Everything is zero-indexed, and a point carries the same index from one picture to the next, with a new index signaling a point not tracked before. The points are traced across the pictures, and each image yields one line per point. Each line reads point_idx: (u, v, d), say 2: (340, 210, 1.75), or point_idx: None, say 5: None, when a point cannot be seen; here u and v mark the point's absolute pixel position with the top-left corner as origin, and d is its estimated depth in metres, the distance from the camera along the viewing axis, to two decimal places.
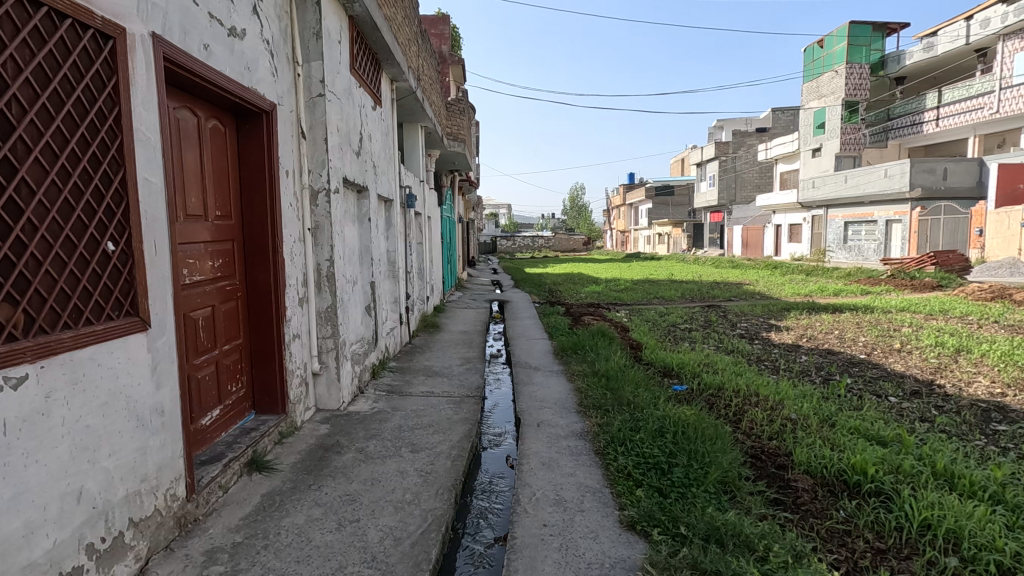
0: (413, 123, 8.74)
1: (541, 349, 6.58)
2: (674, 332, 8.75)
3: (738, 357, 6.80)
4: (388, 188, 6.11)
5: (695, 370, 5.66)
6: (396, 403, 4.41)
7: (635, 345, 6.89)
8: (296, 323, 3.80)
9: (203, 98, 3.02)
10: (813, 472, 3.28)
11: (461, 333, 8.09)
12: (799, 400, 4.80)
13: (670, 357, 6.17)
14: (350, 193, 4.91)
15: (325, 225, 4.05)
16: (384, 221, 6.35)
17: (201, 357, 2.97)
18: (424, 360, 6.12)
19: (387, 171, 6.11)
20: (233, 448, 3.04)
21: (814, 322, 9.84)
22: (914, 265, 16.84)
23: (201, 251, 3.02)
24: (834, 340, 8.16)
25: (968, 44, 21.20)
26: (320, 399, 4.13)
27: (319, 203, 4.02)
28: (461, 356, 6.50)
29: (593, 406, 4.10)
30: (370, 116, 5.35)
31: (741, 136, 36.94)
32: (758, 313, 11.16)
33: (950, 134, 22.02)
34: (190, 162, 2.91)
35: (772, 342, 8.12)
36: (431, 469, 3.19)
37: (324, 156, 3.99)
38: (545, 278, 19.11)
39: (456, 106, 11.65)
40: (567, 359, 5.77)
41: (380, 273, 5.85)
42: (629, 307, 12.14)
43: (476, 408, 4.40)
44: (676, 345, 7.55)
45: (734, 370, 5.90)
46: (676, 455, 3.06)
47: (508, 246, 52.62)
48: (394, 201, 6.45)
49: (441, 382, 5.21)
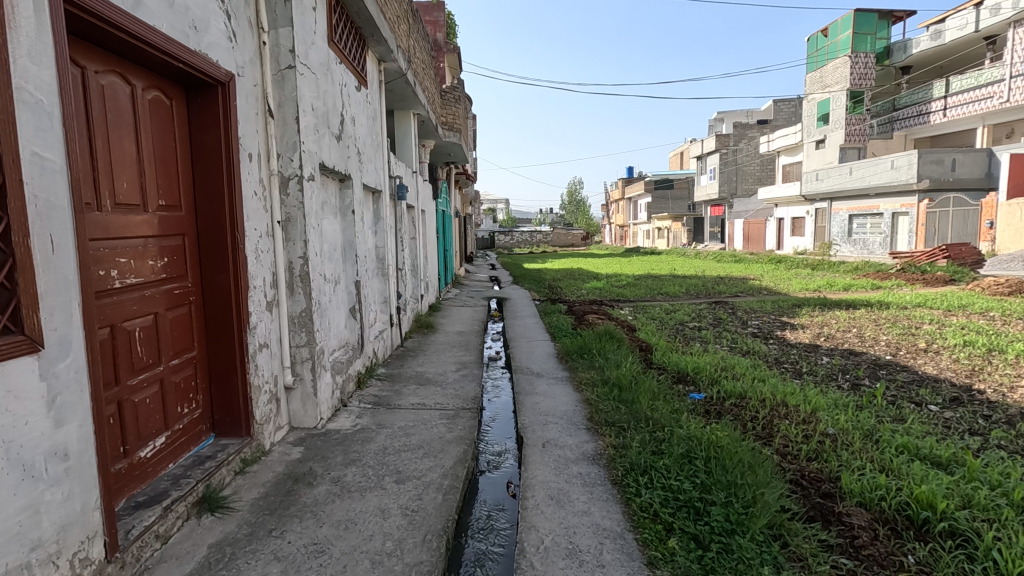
0: (405, 110, 8.21)
1: (544, 352, 6.07)
2: (683, 331, 8.26)
3: (755, 360, 6.31)
4: (375, 178, 5.58)
5: (713, 376, 5.16)
6: (382, 419, 3.91)
7: (644, 347, 6.39)
8: (263, 331, 3.28)
9: (137, 62, 2.50)
10: (868, 505, 2.78)
11: (458, 334, 7.58)
12: (834, 411, 4.30)
13: (684, 360, 5.67)
14: (330, 181, 4.38)
15: (298, 217, 3.52)
16: (372, 214, 5.83)
17: (139, 376, 2.46)
18: (417, 366, 5.62)
19: (374, 159, 5.58)
20: (179, 485, 2.54)
21: (829, 320, 9.36)
22: (925, 259, 16.28)
23: (137, 247, 2.50)
24: (855, 340, 7.66)
25: (977, 31, 20.67)
26: (294, 416, 3.63)
27: (290, 190, 3.49)
28: (456, 360, 5.99)
29: (605, 422, 3.61)
30: (354, 97, 4.83)
31: (743, 128, 36.36)
32: (769, 310, 10.66)
33: (958, 124, 21.50)
34: (118, 140, 2.39)
35: (789, 342, 7.63)
36: (418, 506, 2.68)
37: (295, 137, 3.46)
38: (545, 274, 18.63)
39: (452, 95, 11.10)
40: (572, 364, 5.27)
41: (367, 271, 5.34)
42: (633, 304, 11.64)
43: (472, 424, 3.90)
44: (688, 346, 7.04)
45: (756, 375, 5.39)
46: (710, 489, 2.57)
47: (507, 241, 52.22)
48: (383, 192, 5.94)
49: (434, 393, 4.70)
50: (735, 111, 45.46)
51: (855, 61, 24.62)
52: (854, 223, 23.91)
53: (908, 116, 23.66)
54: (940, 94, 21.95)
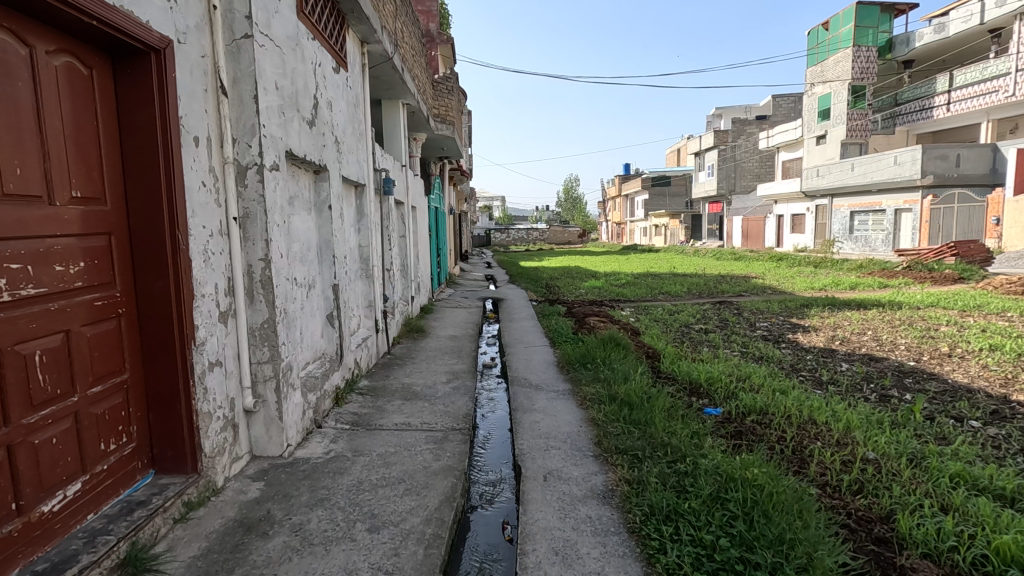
0: (393, 99, 7.69)
1: (543, 360, 5.58)
2: (690, 335, 7.79)
3: (771, 367, 5.85)
4: (357, 170, 5.07)
5: (729, 389, 4.69)
6: (359, 445, 3.41)
7: (652, 354, 5.91)
8: (214, 347, 2.78)
9: (37, 16, 1.99)
10: (935, 559, 2.31)
11: (450, 339, 7.09)
12: (868, 429, 3.84)
13: (696, 369, 5.19)
14: (302, 173, 3.86)
15: (258, 213, 3.02)
16: (354, 211, 5.32)
17: (37, 412, 1.96)
18: (404, 376, 5.13)
19: (356, 149, 5.07)
20: (94, 545, 2.04)
21: (841, 321, 8.92)
22: (932, 256, 15.75)
23: (39, 251, 2.00)
24: (873, 344, 7.20)
25: (982, 23, 20.27)
26: (255, 443, 3.13)
27: (248, 181, 2.98)
28: (447, 370, 5.50)
29: (615, 449, 3.13)
30: (331, 79, 4.32)
31: (741, 124, 35.86)
32: (776, 310, 10.21)
33: (962, 119, 21.09)
34: (9, 114, 1.89)
35: (803, 347, 7.16)
36: (393, 565, 2.19)
37: (254, 119, 2.95)
38: (542, 273, 18.11)
39: (445, 85, 10.56)
40: (575, 375, 4.77)
41: (348, 274, 4.84)
42: (634, 304, 11.17)
43: (462, 450, 3.41)
44: (697, 352, 6.56)
45: (774, 385, 4.93)
46: (752, 547, 2.09)
47: (503, 239, 51.77)
48: (366, 186, 5.44)
49: (421, 410, 4.20)
50: (734, 107, 44.93)
51: (857, 54, 24.16)
52: (856, 220, 23.52)
53: (911, 110, 23.27)
54: (944, 89, 21.53)
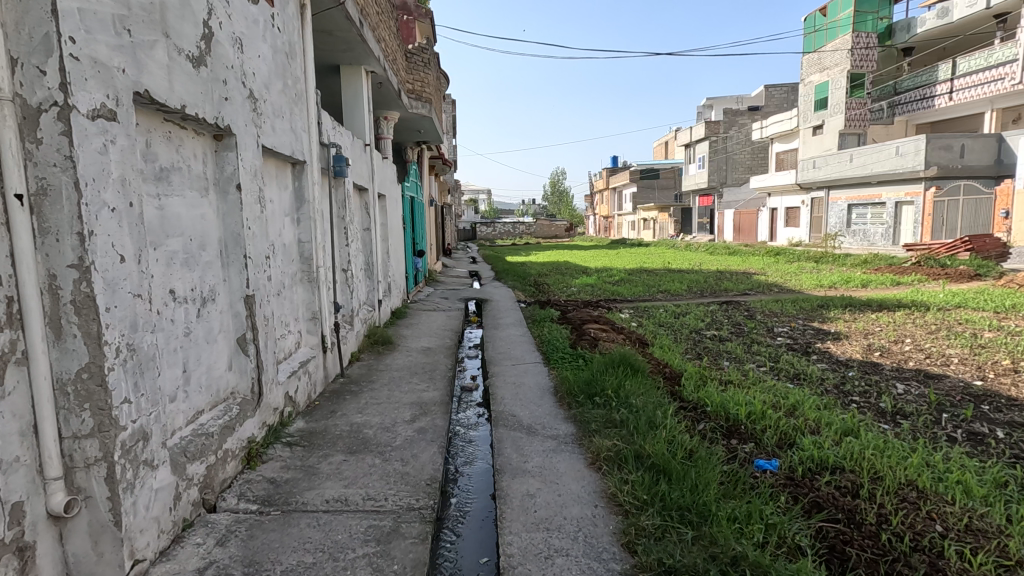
0: (355, 66, 6.45)
1: (536, 387, 4.37)
2: (704, 344, 6.72)
3: (814, 390, 4.77)
4: (290, 141, 3.82)
5: (782, 431, 3.60)
6: (258, 553, 2.20)
7: (670, 377, 4.76)
8: None
9: None
10: None
11: (422, 352, 5.91)
12: (997, 499, 2.74)
13: (731, 398, 4.07)
14: (184, 134, 2.63)
15: (64, 187, 1.78)
16: (289, 196, 4.08)
17: None
18: (356, 411, 3.96)
19: (289, 113, 3.83)
20: None
21: (870, 327, 7.89)
22: (945, 252, 14.71)
23: None
24: (920, 358, 6.14)
25: (987, 8, 19.40)
26: (76, 566, 1.92)
27: (42, 133, 1.75)
28: (413, 400, 4.28)
29: (660, 568, 1.99)
30: (239, 5, 3.06)
31: (732, 115, 34.75)
32: (792, 312, 9.19)
33: (966, 108, 20.21)
34: None
35: (840, 360, 6.07)
36: None
37: (45, 22, 1.71)
38: (530, 269, 16.98)
39: (421, 56, 9.25)
40: (579, 413, 3.58)
41: (275, 279, 3.62)
42: (633, 305, 10.13)
43: (418, 556, 2.23)
44: (720, 369, 5.45)
45: (833, 419, 3.82)
46: None
47: (489, 232, 50.66)
48: (306, 164, 4.19)
49: (367, 473, 2.98)
50: (725, 99, 44.16)
51: (855, 41, 23.22)
52: (854, 214, 22.74)
53: (911, 99, 22.43)
54: (946, 77, 20.67)
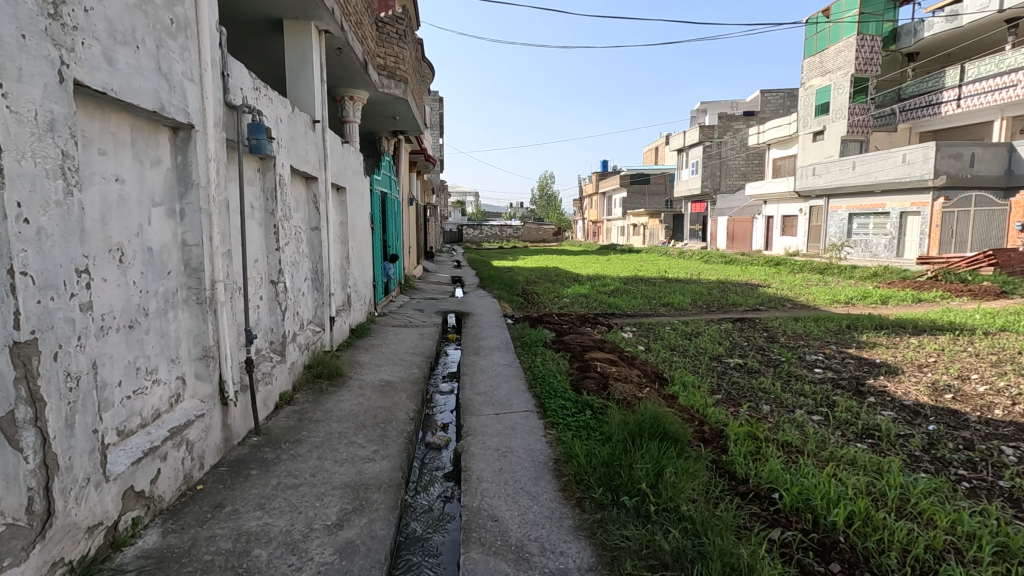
0: (302, 21, 5.05)
1: (530, 460, 3.03)
2: (732, 379, 5.42)
3: (910, 464, 3.46)
4: (153, 84, 2.44)
5: (915, 559, 2.31)
6: None
7: (711, 443, 3.45)
8: None
9: None
10: None
11: (377, 389, 4.54)
12: None
13: (811, 483, 2.81)
14: None
15: None
16: (162, 175, 2.71)
17: None
18: (251, 506, 2.58)
19: (152, 42, 2.44)
20: None
21: (920, 357, 6.64)
22: (965, 267, 13.73)
23: None
24: (1008, 405, 4.85)
25: (1000, 11, 18.56)
26: None
27: None
28: (347, 479, 2.92)
29: None
30: None
31: (727, 119, 33.96)
32: (821, 334, 7.96)
33: (974, 116, 19.35)
34: None
35: (908, 406, 4.78)
36: None
37: None
38: (517, 276, 15.65)
39: (396, 25, 7.72)
40: (602, 527, 2.28)
41: (106, 302, 2.23)
42: (636, 322, 8.84)
43: None
44: (765, 420, 4.17)
45: (974, 524, 2.56)
46: None
47: (476, 234, 49.33)
48: (193, 129, 2.80)
49: None
50: (720, 103, 43.39)
51: (860, 44, 22.33)
52: (855, 223, 21.70)
53: (916, 106, 21.61)
54: (954, 82, 19.80)
